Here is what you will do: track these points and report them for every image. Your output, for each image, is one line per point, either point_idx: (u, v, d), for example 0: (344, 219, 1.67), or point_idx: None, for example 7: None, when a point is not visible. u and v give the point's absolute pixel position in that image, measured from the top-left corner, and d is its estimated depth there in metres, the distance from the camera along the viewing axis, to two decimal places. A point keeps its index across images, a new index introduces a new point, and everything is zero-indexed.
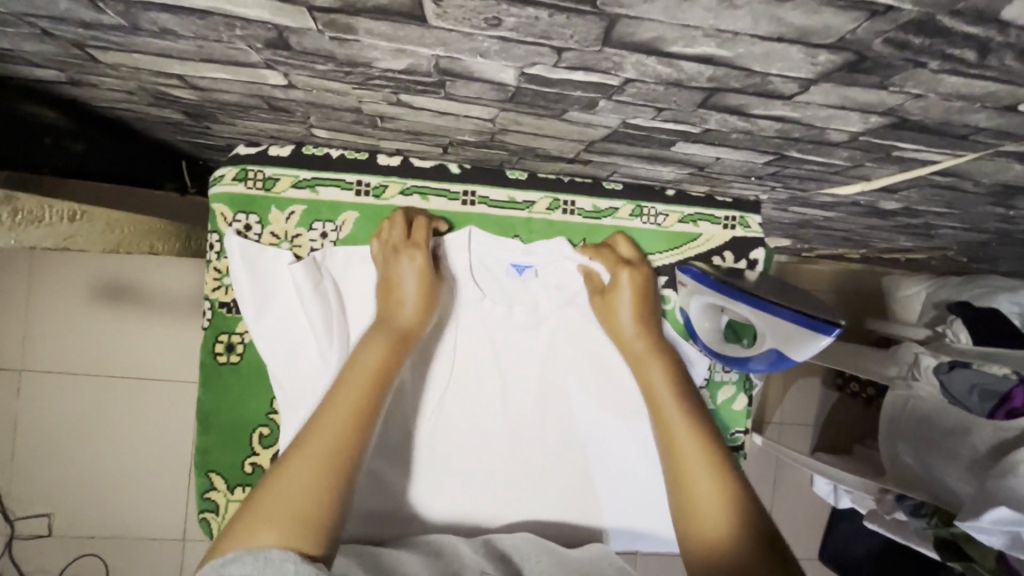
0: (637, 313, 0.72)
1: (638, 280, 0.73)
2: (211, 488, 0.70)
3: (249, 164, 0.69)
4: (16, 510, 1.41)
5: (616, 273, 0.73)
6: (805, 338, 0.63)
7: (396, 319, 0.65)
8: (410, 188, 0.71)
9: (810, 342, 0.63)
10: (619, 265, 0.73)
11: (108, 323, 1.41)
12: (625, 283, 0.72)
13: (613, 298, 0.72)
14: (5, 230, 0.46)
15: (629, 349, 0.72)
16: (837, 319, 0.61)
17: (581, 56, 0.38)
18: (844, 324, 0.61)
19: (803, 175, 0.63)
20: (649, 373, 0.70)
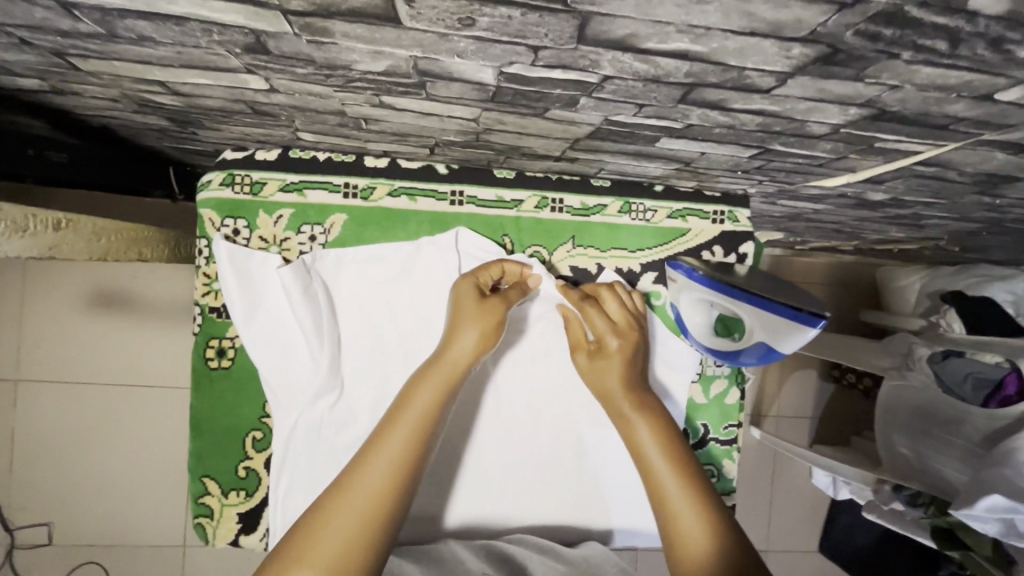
0: (624, 377, 0.70)
1: (627, 348, 0.70)
2: (205, 493, 0.70)
3: (236, 168, 0.69)
4: (15, 519, 1.41)
5: (605, 338, 0.70)
6: (793, 330, 0.63)
7: (446, 357, 0.64)
8: (398, 190, 0.71)
9: (798, 334, 0.63)
10: (610, 330, 0.70)
11: (104, 332, 1.41)
12: (614, 349, 0.70)
13: (599, 362, 0.70)
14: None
15: (614, 404, 0.70)
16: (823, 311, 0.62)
17: (558, 54, 0.38)
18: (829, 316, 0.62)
19: (789, 168, 0.64)
20: (636, 426, 0.68)
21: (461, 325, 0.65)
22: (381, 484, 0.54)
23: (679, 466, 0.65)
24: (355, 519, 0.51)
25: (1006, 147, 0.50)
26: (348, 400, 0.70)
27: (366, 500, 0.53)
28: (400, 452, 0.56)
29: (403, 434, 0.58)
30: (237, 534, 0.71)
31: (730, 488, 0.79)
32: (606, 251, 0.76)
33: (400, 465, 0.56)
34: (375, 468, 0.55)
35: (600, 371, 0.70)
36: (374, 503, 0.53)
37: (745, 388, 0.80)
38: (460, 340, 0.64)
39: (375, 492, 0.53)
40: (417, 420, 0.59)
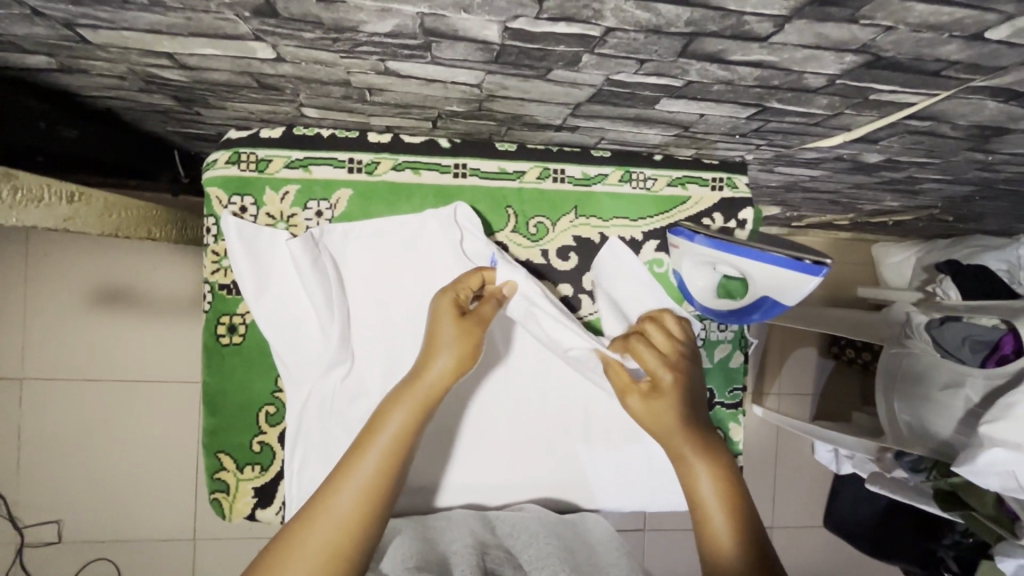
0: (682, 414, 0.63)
1: (683, 381, 0.64)
2: (220, 468, 0.71)
3: (241, 146, 0.70)
4: (24, 518, 1.41)
5: (660, 373, 0.64)
6: (796, 280, 0.65)
7: (423, 379, 0.61)
8: (401, 164, 0.72)
9: (801, 284, 0.65)
10: (662, 363, 0.65)
11: (106, 329, 1.42)
12: (669, 384, 0.64)
13: (655, 401, 0.63)
14: (7, 209, 0.46)
15: (672, 444, 0.64)
16: (824, 257, 0.63)
17: (562, 5, 0.40)
18: (831, 261, 0.63)
19: (786, 128, 0.65)
20: (693, 467, 0.63)
21: (442, 341, 0.63)
22: (350, 513, 0.53)
23: (729, 501, 0.61)
24: (319, 551, 0.51)
25: (997, 94, 0.51)
26: (359, 372, 0.71)
27: (335, 529, 0.52)
28: (370, 480, 0.55)
29: (372, 460, 0.56)
30: (253, 508, 0.72)
31: (735, 452, 0.81)
32: (609, 221, 0.78)
33: (368, 493, 0.54)
34: (344, 495, 0.54)
35: (658, 409, 0.63)
36: (343, 532, 0.52)
37: (748, 353, 0.81)
38: (436, 363, 0.62)
39: (343, 523, 0.52)
40: (391, 443, 0.58)
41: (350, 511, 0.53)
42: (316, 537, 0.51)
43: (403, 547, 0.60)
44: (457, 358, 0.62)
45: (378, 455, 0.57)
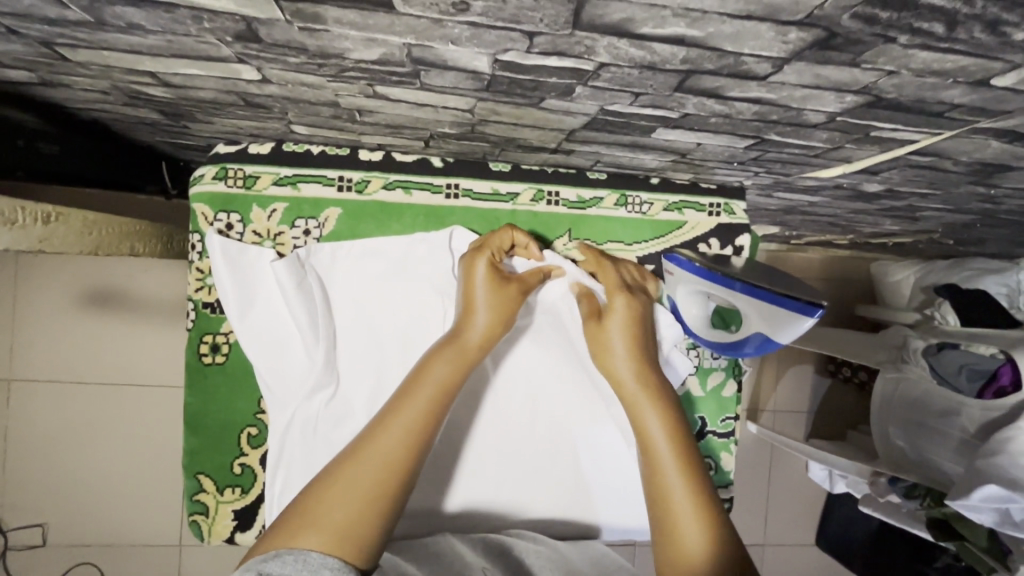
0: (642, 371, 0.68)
1: (633, 310, 0.69)
2: (200, 490, 0.70)
3: (228, 162, 0.68)
4: (9, 521, 1.40)
5: (613, 298, 0.70)
6: (789, 320, 0.64)
7: (463, 338, 0.65)
8: (392, 183, 0.71)
9: (795, 324, 0.64)
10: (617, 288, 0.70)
11: (97, 332, 1.40)
12: (620, 308, 0.69)
13: (608, 321, 0.69)
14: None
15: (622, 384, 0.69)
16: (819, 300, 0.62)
17: (553, 41, 0.38)
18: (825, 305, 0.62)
19: (785, 159, 0.64)
20: (642, 415, 0.66)
21: (478, 299, 0.66)
22: (390, 455, 0.56)
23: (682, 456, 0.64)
24: (359, 489, 0.53)
25: (1002, 135, 0.50)
26: (344, 396, 0.69)
27: (376, 468, 0.55)
28: (411, 429, 0.58)
29: (418, 407, 0.59)
30: (233, 531, 0.70)
31: (727, 481, 0.79)
32: (602, 244, 0.76)
33: (410, 440, 0.57)
34: (387, 438, 0.57)
35: (609, 330, 0.69)
36: (383, 473, 0.55)
37: (741, 381, 0.80)
38: (474, 322, 0.65)
39: (384, 463, 0.56)
40: (434, 396, 0.60)
41: (392, 454, 0.56)
42: (357, 474, 0.54)
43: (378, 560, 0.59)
44: (491, 319, 0.66)
45: (421, 404, 0.60)
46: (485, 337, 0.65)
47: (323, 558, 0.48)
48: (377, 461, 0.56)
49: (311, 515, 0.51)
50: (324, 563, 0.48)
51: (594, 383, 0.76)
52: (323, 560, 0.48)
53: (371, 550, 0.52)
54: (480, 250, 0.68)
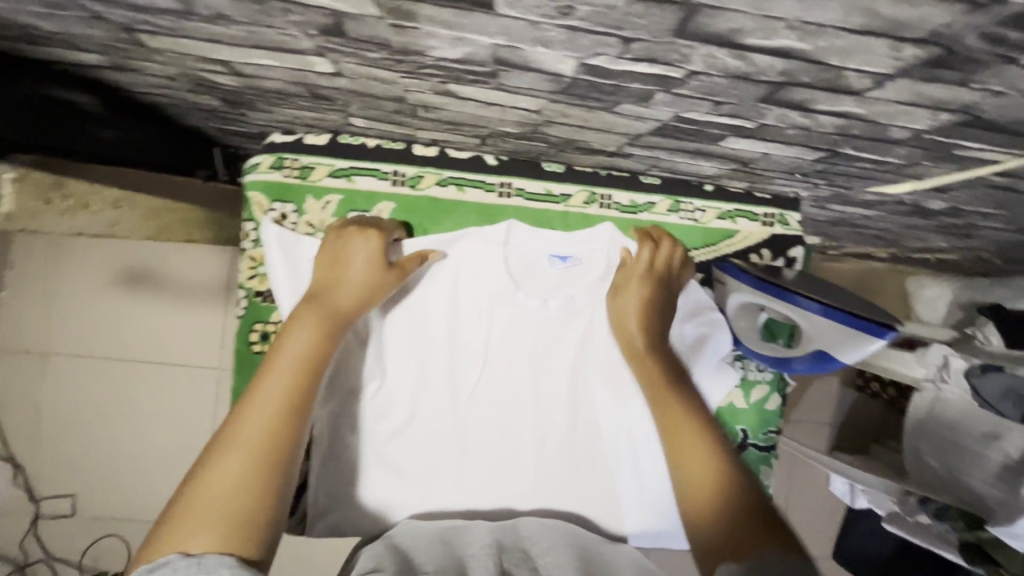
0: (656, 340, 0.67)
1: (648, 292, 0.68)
2: None
3: (285, 152, 0.68)
4: (40, 489, 1.43)
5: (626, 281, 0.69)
6: (861, 341, 0.60)
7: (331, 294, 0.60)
8: (445, 179, 0.70)
9: (866, 345, 0.60)
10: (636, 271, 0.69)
11: (134, 310, 1.43)
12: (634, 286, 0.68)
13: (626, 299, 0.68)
14: None
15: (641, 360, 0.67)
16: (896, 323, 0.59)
17: (649, 48, 0.37)
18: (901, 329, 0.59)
19: (851, 172, 0.62)
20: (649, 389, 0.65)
21: (350, 266, 0.62)
22: (266, 427, 0.50)
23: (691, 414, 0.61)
24: (235, 474, 0.47)
25: None
26: (388, 391, 0.70)
27: (248, 446, 0.48)
28: (282, 395, 0.52)
29: (282, 373, 0.53)
30: None
31: None
32: None
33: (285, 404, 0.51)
34: (256, 411, 0.50)
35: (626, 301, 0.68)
36: (256, 447, 0.49)
37: (786, 395, 0.78)
38: (349, 279, 0.62)
39: (257, 439, 0.49)
40: (299, 358, 0.54)
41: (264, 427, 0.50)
42: (235, 456, 0.48)
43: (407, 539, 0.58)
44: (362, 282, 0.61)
45: (289, 366, 0.53)
46: (361, 292, 0.61)
47: (219, 556, 0.42)
48: (251, 437, 0.49)
49: (189, 514, 0.44)
50: (220, 562, 0.41)
51: (641, 383, 0.73)
52: (219, 559, 0.41)
53: (270, 539, 0.46)
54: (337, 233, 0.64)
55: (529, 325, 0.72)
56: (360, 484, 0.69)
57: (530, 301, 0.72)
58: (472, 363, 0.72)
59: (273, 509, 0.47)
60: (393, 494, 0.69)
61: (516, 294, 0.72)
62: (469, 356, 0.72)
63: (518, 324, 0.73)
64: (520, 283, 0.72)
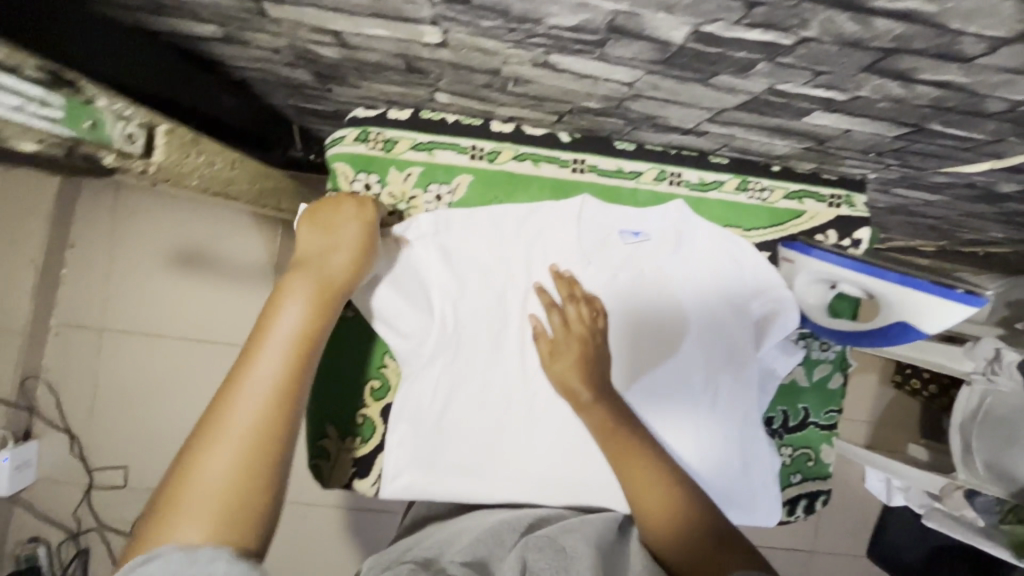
0: (579, 365, 0.69)
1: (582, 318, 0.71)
2: (324, 435, 0.75)
3: (369, 125, 0.71)
4: (94, 460, 1.48)
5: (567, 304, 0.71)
6: (940, 306, 0.62)
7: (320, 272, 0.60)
8: (522, 155, 0.73)
9: (952, 313, 0.61)
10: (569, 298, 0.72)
11: (186, 288, 1.48)
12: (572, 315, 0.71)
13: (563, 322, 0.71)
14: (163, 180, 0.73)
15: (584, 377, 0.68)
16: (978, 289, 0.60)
17: (771, 12, 0.39)
18: (984, 295, 0.60)
19: (928, 151, 0.63)
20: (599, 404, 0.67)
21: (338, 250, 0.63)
22: (255, 422, 0.50)
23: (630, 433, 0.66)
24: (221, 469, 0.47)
25: None
26: (462, 358, 0.73)
27: (238, 438, 0.49)
28: (269, 387, 0.51)
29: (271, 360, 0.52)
30: (351, 478, 0.75)
31: (826, 473, 0.79)
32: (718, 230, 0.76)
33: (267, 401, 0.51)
34: (246, 401, 0.50)
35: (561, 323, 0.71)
36: (251, 439, 0.49)
37: (848, 374, 0.79)
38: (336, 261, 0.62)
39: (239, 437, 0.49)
40: (288, 342, 0.54)
41: (249, 421, 0.49)
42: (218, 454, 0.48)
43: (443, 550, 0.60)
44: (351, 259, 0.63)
45: (283, 348, 0.53)
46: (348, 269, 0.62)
47: (213, 551, 0.43)
48: (240, 430, 0.49)
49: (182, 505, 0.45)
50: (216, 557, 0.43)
51: (705, 358, 0.74)
52: (213, 556, 0.43)
53: (266, 529, 0.48)
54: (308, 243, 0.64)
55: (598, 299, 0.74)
56: (436, 447, 0.72)
57: (600, 275, 0.74)
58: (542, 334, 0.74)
59: (270, 502, 0.48)
60: (464, 458, 0.72)
61: (587, 268, 0.74)
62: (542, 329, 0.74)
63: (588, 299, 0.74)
64: (591, 259, 0.74)
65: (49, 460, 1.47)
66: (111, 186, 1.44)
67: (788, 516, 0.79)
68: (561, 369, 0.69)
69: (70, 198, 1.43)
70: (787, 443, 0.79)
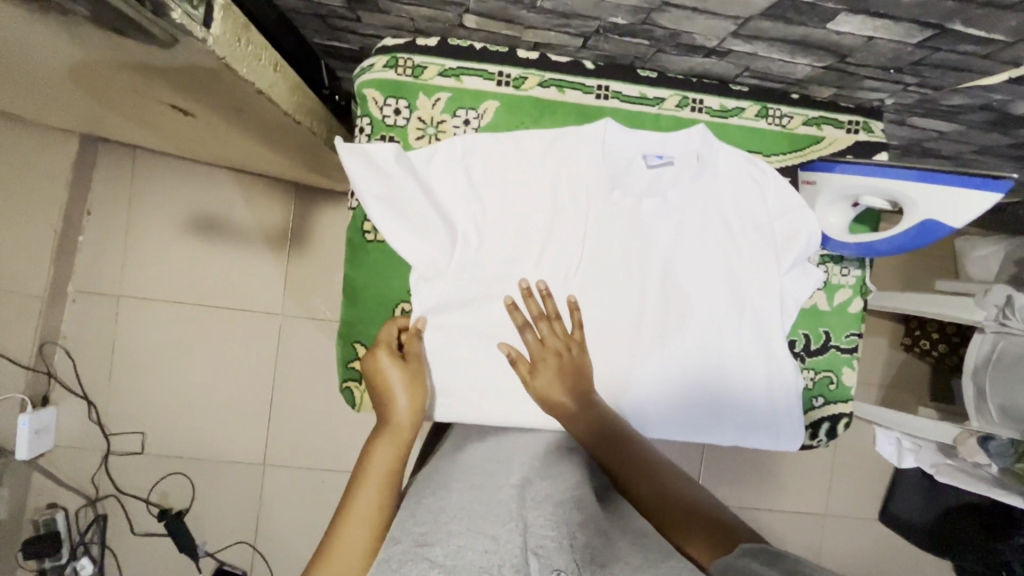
0: (559, 372, 0.70)
1: (556, 338, 0.71)
2: (355, 357, 0.75)
3: (398, 52, 0.73)
4: (112, 426, 1.49)
5: (540, 325, 0.71)
6: (968, 196, 0.65)
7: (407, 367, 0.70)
8: (547, 81, 0.74)
9: (978, 200, 0.64)
10: (541, 317, 0.71)
11: (203, 255, 1.50)
12: (548, 334, 0.71)
13: (537, 345, 0.71)
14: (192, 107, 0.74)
15: (569, 395, 0.69)
16: (1001, 174, 0.63)
17: None
18: (1009, 177, 0.63)
19: (949, 63, 0.65)
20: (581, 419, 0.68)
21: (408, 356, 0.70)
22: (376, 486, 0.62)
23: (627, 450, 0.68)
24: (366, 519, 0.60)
25: None
26: (490, 280, 0.73)
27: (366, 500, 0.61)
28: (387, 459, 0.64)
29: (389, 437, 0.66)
30: None
31: (847, 396, 0.81)
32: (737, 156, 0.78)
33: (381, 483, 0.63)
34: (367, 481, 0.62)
35: (535, 347, 0.70)
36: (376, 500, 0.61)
37: (868, 300, 0.80)
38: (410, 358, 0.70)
39: (376, 500, 0.61)
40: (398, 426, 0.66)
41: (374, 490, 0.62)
42: (357, 521, 0.59)
43: (436, 537, 0.51)
44: (420, 373, 0.70)
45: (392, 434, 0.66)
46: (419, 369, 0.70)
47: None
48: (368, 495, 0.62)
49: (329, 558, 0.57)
50: None
51: (727, 283, 0.76)
52: None
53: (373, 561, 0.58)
54: (376, 350, 0.69)
55: (622, 223, 0.75)
56: (462, 367, 0.73)
57: (625, 199, 0.75)
58: (568, 255, 0.74)
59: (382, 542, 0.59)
60: (492, 378, 0.73)
61: (612, 192, 0.75)
62: (567, 250, 0.74)
63: (613, 223, 0.75)
64: (616, 182, 0.75)
65: (68, 427, 1.48)
66: (126, 157, 1.48)
67: (810, 440, 0.81)
68: (542, 382, 0.69)
69: (87, 167, 1.46)
70: (809, 367, 0.80)
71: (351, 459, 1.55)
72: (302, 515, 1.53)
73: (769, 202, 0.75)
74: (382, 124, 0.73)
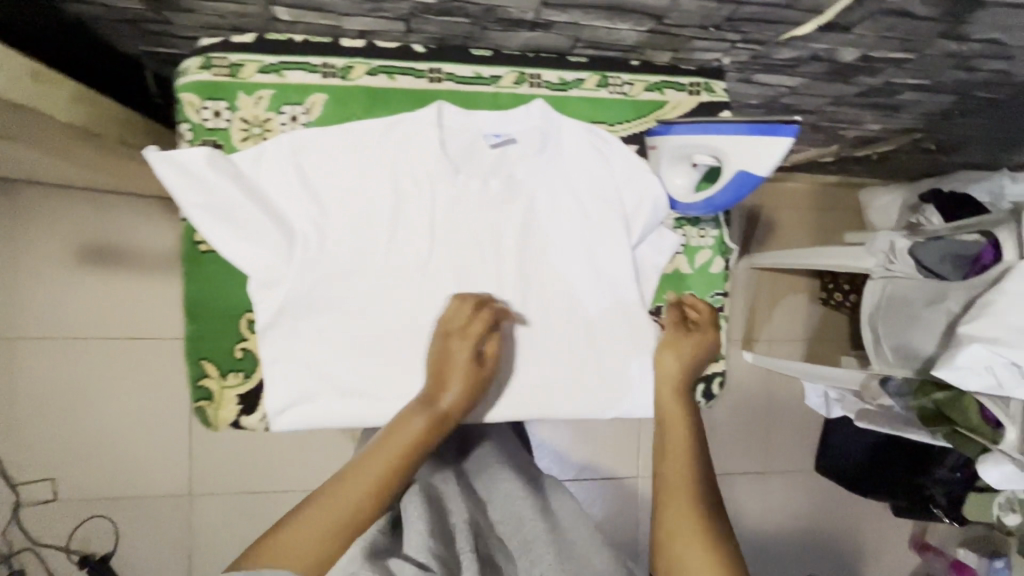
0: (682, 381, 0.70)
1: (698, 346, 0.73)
2: (203, 375, 0.71)
3: (212, 52, 0.69)
4: (17, 476, 1.41)
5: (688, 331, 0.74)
6: (763, 143, 0.65)
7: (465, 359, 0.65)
8: (375, 69, 0.72)
9: (773, 145, 0.65)
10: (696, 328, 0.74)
11: (98, 287, 1.42)
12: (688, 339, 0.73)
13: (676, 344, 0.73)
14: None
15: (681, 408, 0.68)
16: (789, 119, 0.65)
17: None
18: (795, 121, 0.64)
19: (759, 15, 0.65)
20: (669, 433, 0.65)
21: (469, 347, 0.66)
22: (379, 469, 0.56)
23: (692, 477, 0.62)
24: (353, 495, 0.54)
25: None
26: (336, 281, 0.70)
27: (364, 479, 0.55)
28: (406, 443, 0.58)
29: (417, 422, 0.60)
30: (237, 414, 0.72)
31: (718, 355, 0.81)
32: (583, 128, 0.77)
33: (397, 462, 0.57)
34: (372, 460, 0.57)
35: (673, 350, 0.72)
36: (374, 482, 0.55)
37: (729, 260, 0.81)
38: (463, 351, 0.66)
39: (374, 480, 0.55)
40: (431, 418, 0.61)
41: (376, 471, 0.56)
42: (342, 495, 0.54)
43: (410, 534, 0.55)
44: (469, 372, 0.65)
45: (417, 421, 0.60)
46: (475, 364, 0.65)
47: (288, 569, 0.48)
48: (366, 475, 0.55)
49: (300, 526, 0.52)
50: None
51: (584, 259, 0.75)
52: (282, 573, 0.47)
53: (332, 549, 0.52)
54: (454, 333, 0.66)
55: (470, 207, 0.74)
56: (316, 372, 0.70)
57: (470, 182, 0.74)
58: (415, 246, 0.72)
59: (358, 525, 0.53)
60: (349, 380, 0.71)
61: (456, 176, 0.73)
62: (415, 241, 0.72)
63: (460, 208, 0.73)
64: (459, 166, 0.73)
65: None
66: None
67: None
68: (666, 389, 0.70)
69: None
70: None
71: (281, 476, 1.51)
72: (234, 541, 1.48)
73: (614, 171, 0.75)
74: (202, 128, 0.70)
